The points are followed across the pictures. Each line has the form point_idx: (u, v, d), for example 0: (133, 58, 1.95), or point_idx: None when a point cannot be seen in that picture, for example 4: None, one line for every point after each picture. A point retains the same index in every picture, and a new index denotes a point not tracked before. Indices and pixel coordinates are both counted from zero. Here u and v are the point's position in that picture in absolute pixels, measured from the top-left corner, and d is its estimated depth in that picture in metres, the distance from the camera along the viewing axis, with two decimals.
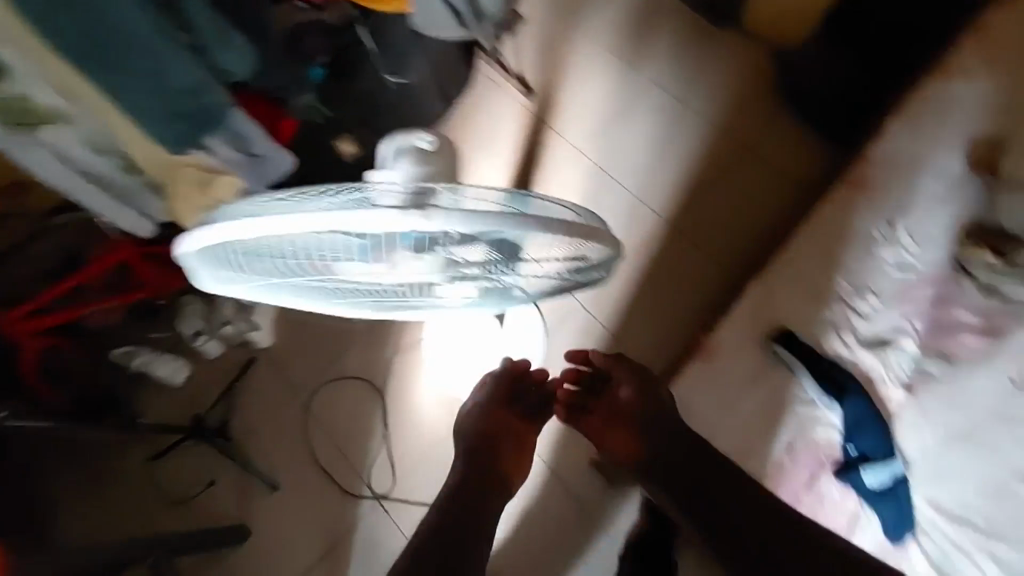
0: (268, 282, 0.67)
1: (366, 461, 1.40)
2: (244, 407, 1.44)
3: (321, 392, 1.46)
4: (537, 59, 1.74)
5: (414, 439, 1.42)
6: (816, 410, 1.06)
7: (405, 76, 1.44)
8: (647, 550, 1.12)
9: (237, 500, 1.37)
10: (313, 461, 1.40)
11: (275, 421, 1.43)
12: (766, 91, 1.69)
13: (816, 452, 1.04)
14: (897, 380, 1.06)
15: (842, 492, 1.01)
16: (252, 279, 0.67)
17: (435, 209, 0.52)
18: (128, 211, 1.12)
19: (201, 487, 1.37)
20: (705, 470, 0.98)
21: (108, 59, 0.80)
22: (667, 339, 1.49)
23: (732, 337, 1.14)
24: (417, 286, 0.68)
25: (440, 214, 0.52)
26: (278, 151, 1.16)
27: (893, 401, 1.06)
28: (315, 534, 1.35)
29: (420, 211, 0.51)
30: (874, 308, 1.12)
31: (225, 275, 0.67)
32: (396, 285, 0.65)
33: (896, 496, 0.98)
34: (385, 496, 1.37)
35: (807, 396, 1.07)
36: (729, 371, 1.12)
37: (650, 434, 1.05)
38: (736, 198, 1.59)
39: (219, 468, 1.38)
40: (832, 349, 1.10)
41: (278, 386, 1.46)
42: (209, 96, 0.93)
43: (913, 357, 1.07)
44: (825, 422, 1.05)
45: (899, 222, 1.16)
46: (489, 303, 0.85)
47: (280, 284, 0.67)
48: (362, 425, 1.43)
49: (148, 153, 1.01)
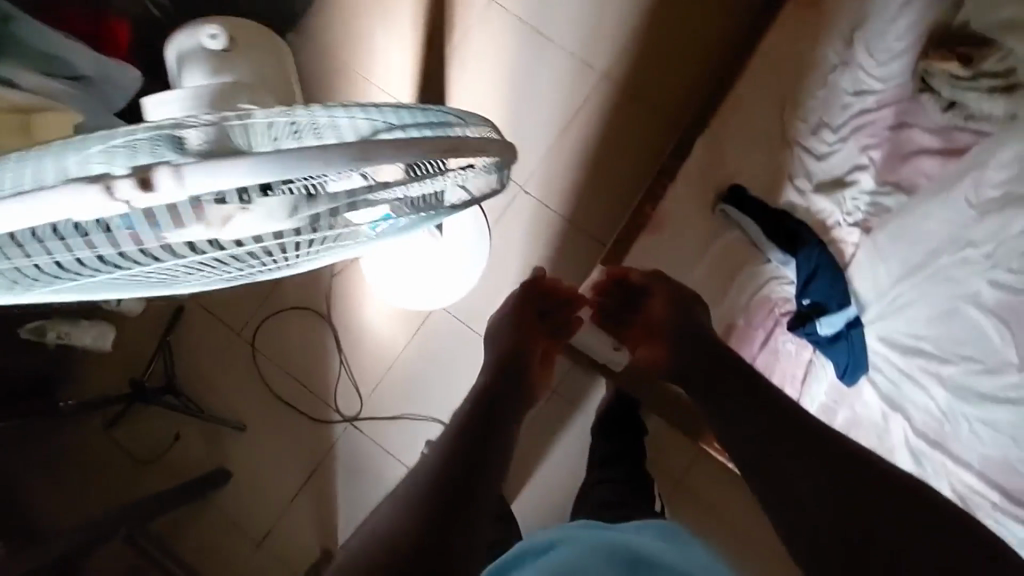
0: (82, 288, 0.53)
1: (328, 387, 1.36)
2: (185, 359, 1.36)
3: (262, 328, 1.37)
4: None
5: (372, 358, 1.36)
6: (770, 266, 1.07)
7: None
8: (614, 424, 1.15)
9: (208, 449, 1.35)
10: (274, 399, 1.36)
11: (223, 367, 1.36)
12: None
13: (768, 307, 1.06)
14: (852, 221, 1.06)
15: (795, 344, 1.04)
16: (54, 289, 0.53)
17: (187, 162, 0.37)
18: None
19: (167, 443, 1.34)
20: (727, 374, 0.87)
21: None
22: (618, 211, 1.37)
23: (681, 203, 1.10)
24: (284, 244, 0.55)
25: (189, 168, 0.37)
26: (117, 66, 0.99)
27: (848, 246, 1.06)
28: (294, 464, 1.35)
29: (164, 169, 0.37)
30: (829, 145, 1.07)
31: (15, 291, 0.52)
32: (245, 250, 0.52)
33: (847, 341, 1.00)
34: (356, 418, 1.35)
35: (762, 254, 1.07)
36: (679, 243, 1.09)
37: (673, 337, 0.98)
38: (679, 32, 1.39)
39: (180, 422, 1.35)
40: (786, 199, 1.08)
41: (217, 332, 1.36)
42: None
43: (868, 192, 1.05)
44: (777, 278, 1.07)
45: (856, 39, 1.06)
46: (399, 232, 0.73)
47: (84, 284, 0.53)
48: (315, 354, 1.36)
49: None
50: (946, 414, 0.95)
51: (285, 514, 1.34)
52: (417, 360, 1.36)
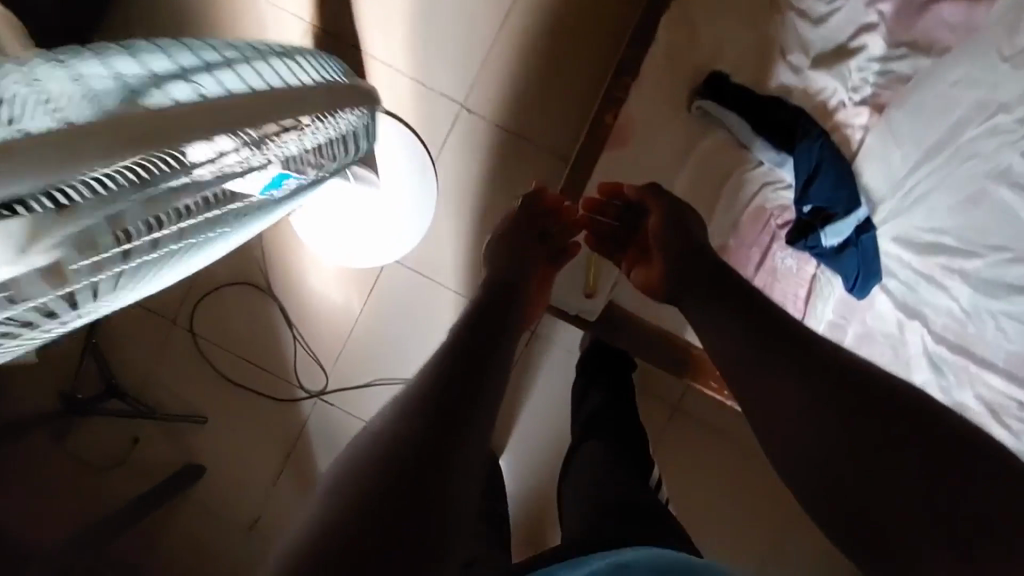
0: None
1: (286, 365, 1.23)
2: (122, 357, 1.22)
3: (200, 312, 1.22)
4: None
5: (329, 325, 1.22)
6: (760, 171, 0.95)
7: None
8: (596, 368, 1.07)
9: (173, 446, 1.25)
10: (229, 384, 1.23)
11: (166, 361, 1.22)
12: None
13: (763, 219, 0.95)
14: (857, 99, 0.92)
15: (796, 259, 0.94)
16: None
17: None
18: None
19: (130, 446, 1.25)
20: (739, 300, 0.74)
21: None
22: (580, 123, 1.17)
23: (650, 102, 0.95)
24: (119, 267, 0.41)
25: None
26: None
27: (856, 130, 0.92)
28: (269, 448, 1.25)
29: None
30: (826, 7, 0.92)
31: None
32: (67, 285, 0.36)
33: (853, 247, 0.90)
34: (324, 391, 1.23)
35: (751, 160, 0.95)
36: (652, 153, 0.95)
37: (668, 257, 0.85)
38: None
39: (138, 424, 1.25)
40: (777, 81, 0.94)
41: (150, 323, 1.22)
42: None
43: (877, 61, 0.91)
44: (771, 184, 0.95)
45: None
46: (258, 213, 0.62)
47: None
48: (265, 330, 1.22)
49: None
50: (970, 313, 0.83)
51: (272, 496, 1.25)
52: (377, 323, 1.22)
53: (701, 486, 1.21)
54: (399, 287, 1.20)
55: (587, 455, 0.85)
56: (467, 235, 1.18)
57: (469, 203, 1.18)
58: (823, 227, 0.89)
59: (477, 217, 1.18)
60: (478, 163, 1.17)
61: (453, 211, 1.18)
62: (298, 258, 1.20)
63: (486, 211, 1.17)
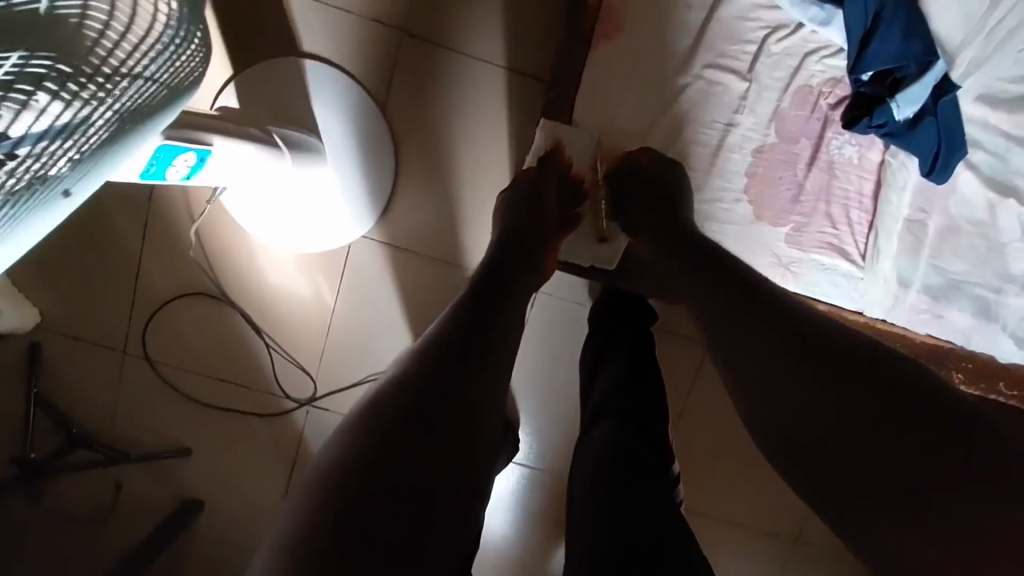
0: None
1: (265, 376, 1.07)
2: (75, 395, 1.05)
3: (153, 335, 1.05)
4: None
5: (303, 323, 1.05)
6: (798, 41, 0.81)
7: None
8: (609, 325, 0.90)
9: (162, 485, 1.11)
10: (205, 408, 1.08)
11: (126, 394, 1.06)
12: None
13: (811, 101, 0.82)
14: None
15: (857, 147, 0.83)
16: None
17: None
18: None
19: (113, 493, 1.10)
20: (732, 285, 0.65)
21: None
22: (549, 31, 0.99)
23: None
24: None
25: None
26: None
27: None
28: (267, 468, 1.11)
29: None
30: None
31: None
32: None
33: (930, 117, 0.79)
34: (314, 398, 1.08)
35: (786, 24, 0.81)
36: (655, 50, 0.80)
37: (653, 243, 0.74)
38: None
39: (116, 468, 1.10)
40: None
41: (101, 356, 1.05)
42: None
43: None
44: (814, 55, 0.82)
45: None
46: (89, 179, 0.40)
47: None
48: (231, 341, 1.06)
49: None
50: None
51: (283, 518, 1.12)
52: (355, 313, 1.05)
53: (725, 452, 1.10)
54: (374, 266, 1.03)
55: (604, 440, 0.72)
56: (443, 189, 1.01)
57: (439, 152, 1.00)
58: (894, 98, 0.78)
59: (450, 166, 1.01)
60: (439, 99, 0.99)
61: (418, 164, 1.00)
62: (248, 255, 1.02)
63: (460, 157, 1.00)
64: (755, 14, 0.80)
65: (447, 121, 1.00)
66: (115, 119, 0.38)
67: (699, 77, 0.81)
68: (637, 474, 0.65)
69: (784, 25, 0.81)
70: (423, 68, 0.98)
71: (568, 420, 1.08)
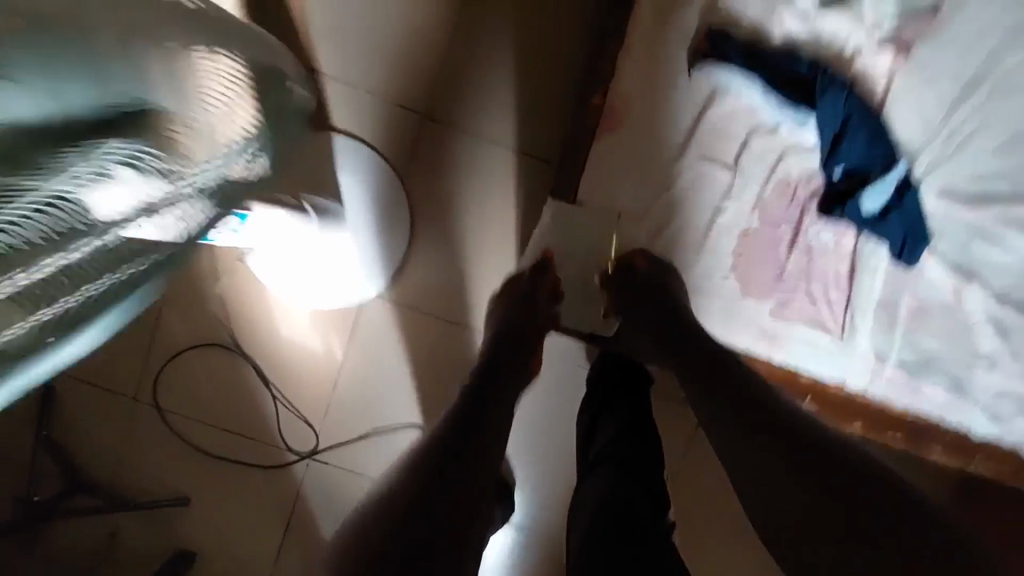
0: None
1: (269, 429, 1.09)
2: (81, 440, 1.07)
3: (167, 383, 1.08)
4: None
5: (310, 377, 1.09)
6: (778, 138, 0.90)
7: None
8: (608, 384, 0.92)
9: (156, 536, 1.10)
10: (207, 457, 1.10)
11: (130, 442, 1.08)
12: None
13: (789, 193, 0.90)
14: (880, 36, 0.90)
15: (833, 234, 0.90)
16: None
17: None
18: None
19: (107, 542, 1.10)
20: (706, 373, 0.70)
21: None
22: (555, 117, 1.09)
23: (648, 79, 0.88)
24: None
25: None
26: None
27: (880, 74, 0.91)
28: (262, 521, 1.11)
29: None
30: None
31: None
32: None
33: (897, 211, 0.88)
34: (315, 451, 1.10)
35: (766, 123, 0.90)
36: (647, 138, 0.89)
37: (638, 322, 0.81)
38: None
39: (112, 518, 1.10)
40: (786, 31, 0.90)
41: (110, 402, 1.08)
42: None
43: (854, 19, 0.89)
44: (792, 150, 0.90)
45: None
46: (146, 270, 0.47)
47: None
48: (239, 392, 1.09)
49: None
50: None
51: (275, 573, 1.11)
52: (364, 369, 1.09)
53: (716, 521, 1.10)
54: (384, 324, 1.08)
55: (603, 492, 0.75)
56: (453, 253, 1.08)
57: (452, 221, 1.08)
58: (862, 192, 0.87)
59: (463, 234, 1.08)
60: (453, 173, 1.07)
61: (431, 231, 1.07)
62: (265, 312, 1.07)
63: (472, 227, 1.08)
64: (738, 115, 0.90)
65: (460, 193, 1.08)
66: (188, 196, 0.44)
67: (688, 168, 0.89)
68: (632, 532, 0.68)
69: (765, 124, 0.90)
70: (438, 147, 1.07)
71: (565, 479, 1.10)
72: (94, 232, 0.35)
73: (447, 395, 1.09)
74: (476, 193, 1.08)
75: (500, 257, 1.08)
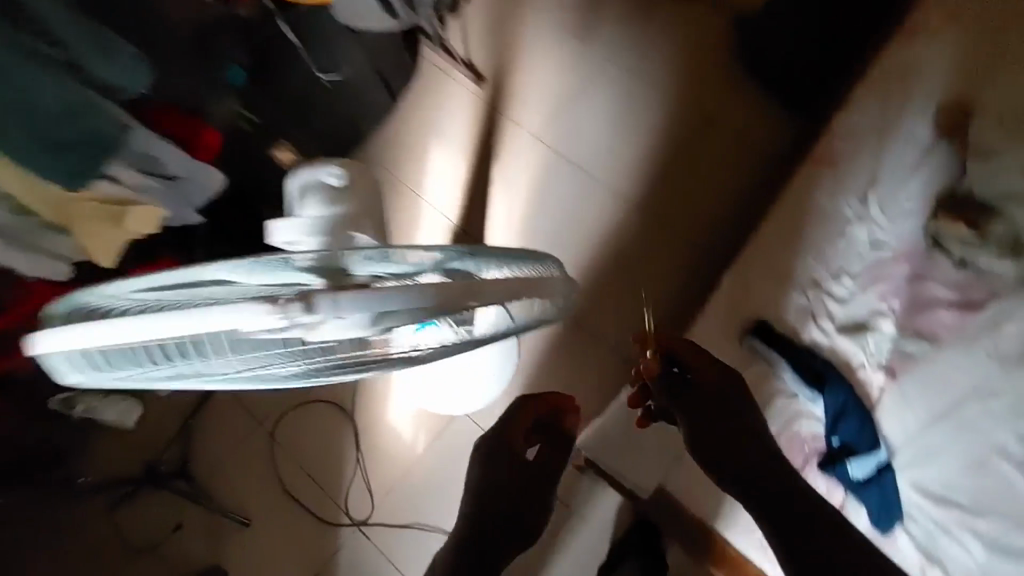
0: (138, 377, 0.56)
1: (341, 489, 1.33)
2: (203, 446, 1.34)
3: (286, 420, 1.37)
4: (482, 41, 1.60)
5: (390, 458, 1.35)
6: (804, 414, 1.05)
7: (338, 73, 1.31)
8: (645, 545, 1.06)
9: (208, 543, 1.29)
10: (282, 491, 1.33)
11: (237, 454, 1.35)
12: (728, 56, 1.60)
13: (799, 448, 1.03)
14: (875, 364, 1.05)
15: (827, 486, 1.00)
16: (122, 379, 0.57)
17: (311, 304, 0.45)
18: (33, 258, 0.93)
19: (169, 531, 1.29)
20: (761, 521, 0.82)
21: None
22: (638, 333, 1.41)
23: (710, 333, 1.11)
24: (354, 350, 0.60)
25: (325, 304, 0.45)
26: (200, 166, 1.06)
27: (873, 389, 1.04)
28: (295, 566, 1.29)
29: (296, 305, 0.45)
30: (848, 290, 1.10)
31: (96, 377, 0.56)
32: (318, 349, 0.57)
33: (877, 485, 0.98)
34: (366, 522, 1.31)
35: (788, 391, 1.06)
36: None
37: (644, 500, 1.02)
38: (709, 168, 1.52)
39: (184, 511, 1.30)
40: (809, 337, 1.09)
41: (239, 417, 1.37)
42: (103, 124, 0.85)
43: (889, 339, 1.05)
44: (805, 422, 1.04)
45: (871, 197, 1.13)
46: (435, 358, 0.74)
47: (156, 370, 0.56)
48: (333, 450, 1.36)
49: (38, 192, 0.88)
50: (985, 568, 0.91)
51: None
52: (431, 471, 1.34)
53: None
54: (461, 438, 1.35)
55: None
56: None
57: (542, 380, 1.38)
58: (850, 459, 0.99)
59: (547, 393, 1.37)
60: (553, 349, 1.40)
61: (523, 384, 1.38)
62: (378, 398, 1.37)
63: (556, 389, 1.38)
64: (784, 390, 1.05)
65: (557, 361, 1.40)
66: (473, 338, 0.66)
67: None
68: None
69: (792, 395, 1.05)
70: (548, 326, 1.39)
71: None
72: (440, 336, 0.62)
73: None
74: (568, 365, 1.39)
75: None
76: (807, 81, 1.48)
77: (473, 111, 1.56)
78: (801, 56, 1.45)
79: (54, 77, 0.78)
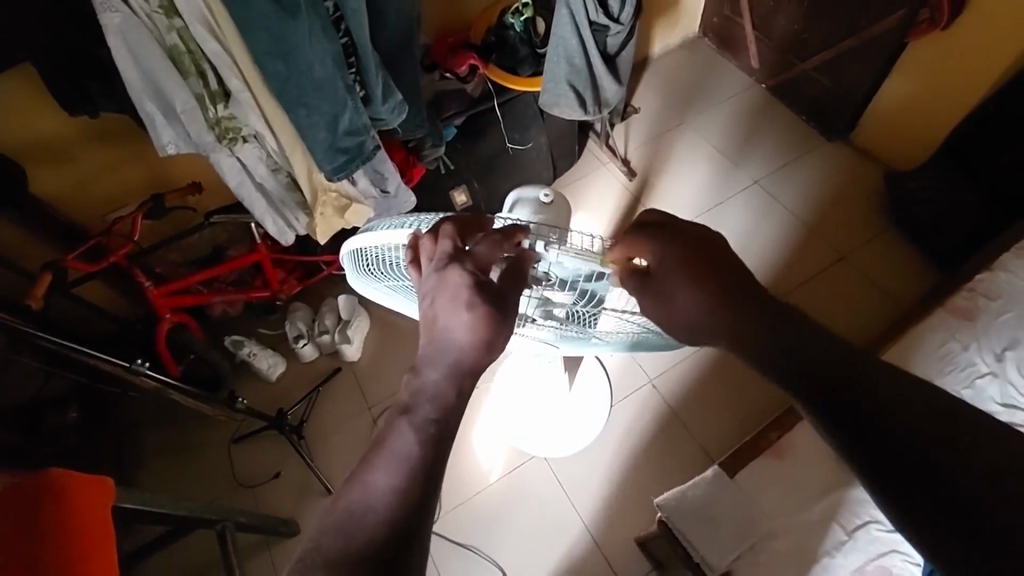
0: (392, 285, 0.75)
1: None
2: (321, 410, 1.55)
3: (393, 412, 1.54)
4: (643, 146, 1.86)
5: (466, 477, 1.41)
6: (885, 536, 1.05)
7: (522, 143, 1.61)
8: None
9: (293, 498, 1.43)
10: None
11: (343, 429, 1.53)
12: (872, 206, 1.69)
13: None
14: None
15: None
16: (378, 281, 0.76)
17: (557, 244, 0.62)
18: (277, 221, 1.23)
19: (268, 477, 1.45)
20: None
21: (319, 102, 0.99)
22: (733, 432, 1.42)
23: (809, 434, 1.18)
24: (553, 312, 0.76)
25: (561, 250, 0.62)
26: (406, 190, 1.32)
27: None
28: None
29: (547, 244, 0.62)
30: None
31: (362, 275, 0.75)
32: (536, 302, 0.74)
33: None
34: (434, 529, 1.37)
35: (887, 523, 1.06)
36: (802, 474, 1.14)
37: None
38: (834, 297, 1.57)
39: (286, 462, 1.47)
40: None
41: (354, 398, 1.57)
42: (367, 139, 1.11)
43: None
44: (900, 553, 1.03)
45: (1007, 355, 1.19)
46: (587, 349, 0.88)
47: (400, 285, 0.74)
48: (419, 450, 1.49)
49: (309, 176, 1.16)
50: None
51: None
52: (502, 502, 1.39)
53: None
54: (537, 479, 1.40)
55: None
56: (613, 471, 1.39)
57: (624, 450, 1.42)
58: None
59: (628, 463, 1.40)
60: (643, 424, 1.44)
61: (608, 449, 1.42)
62: (469, 419, 1.46)
63: (636, 463, 1.40)
64: (868, 503, 1.08)
65: (644, 436, 1.43)
66: (636, 337, 0.80)
67: (820, 510, 1.09)
68: None
69: (875, 502, 1.07)
70: (645, 402, 1.47)
71: None
72: (615, 322, 0.76)
73: (538, 565, 1.31)
74: (652, 443, 1.42)
75: (640, 497, 1.36)
76: (953, 241, 1.51)
77: (620, 198, 1.77)
78: (953, 216, 1.50)
79: (354, 113, 1.05)
